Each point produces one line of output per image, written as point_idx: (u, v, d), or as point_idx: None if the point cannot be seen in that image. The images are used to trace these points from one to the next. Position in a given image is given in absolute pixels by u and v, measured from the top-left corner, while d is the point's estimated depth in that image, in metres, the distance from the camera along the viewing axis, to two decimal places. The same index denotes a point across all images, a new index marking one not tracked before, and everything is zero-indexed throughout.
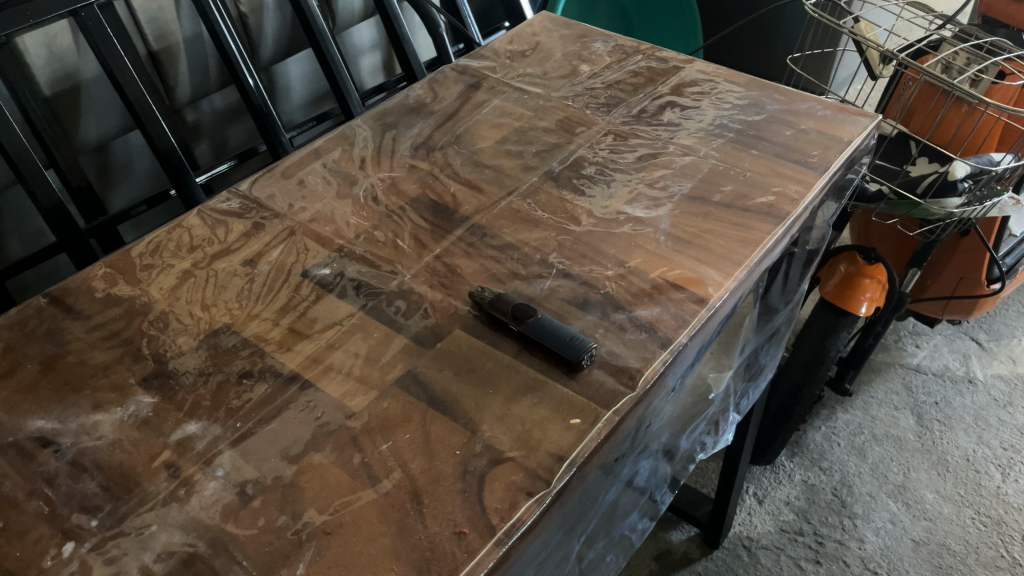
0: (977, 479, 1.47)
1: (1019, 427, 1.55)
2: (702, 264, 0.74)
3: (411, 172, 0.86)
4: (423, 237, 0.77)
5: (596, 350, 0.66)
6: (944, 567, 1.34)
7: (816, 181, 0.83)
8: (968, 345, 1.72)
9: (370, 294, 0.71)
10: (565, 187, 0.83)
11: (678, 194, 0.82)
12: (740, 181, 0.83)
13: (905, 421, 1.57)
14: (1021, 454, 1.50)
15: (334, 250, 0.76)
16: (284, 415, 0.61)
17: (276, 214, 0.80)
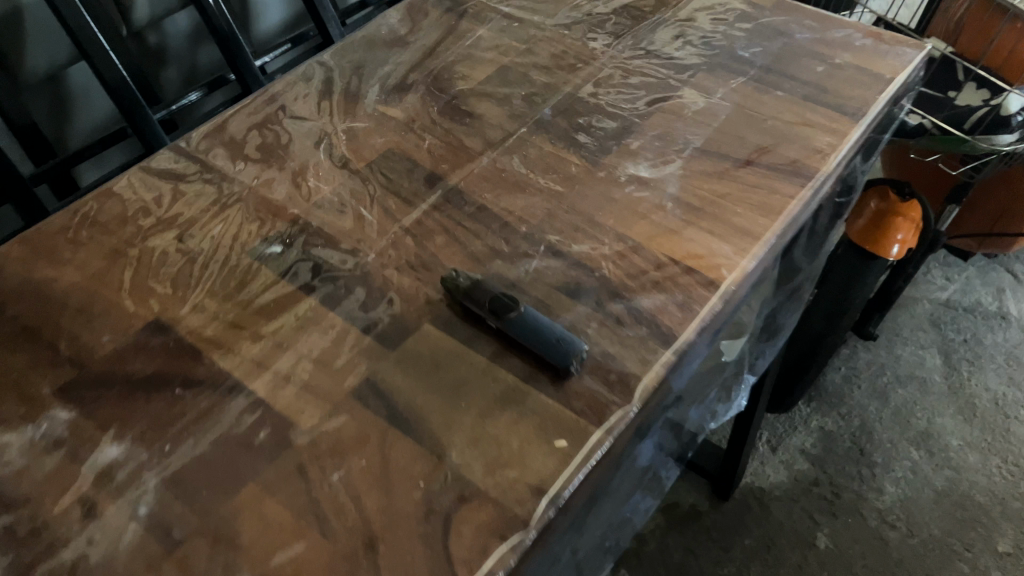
0: (1006, 425, 1.38)
1: None
2: (716, 239, 0.63)
3: (381, 122, 0.74)
4: (390, 205, 0.67)
5: (588, 348, 0.56)
6: (966, 521, 1.27)
7: (851, 132, 0.71)
8: (1004, 278, 1.61)
9: (328, 279, 0.61)
10: (558, 139, 0.71)
11: (689, 148, 0.70)
12: (764, 132, 0.71)
13: (931, 360, 1.47)
14: None
15: (289, 221, 0.65)
16: (224, 436, 0.53)
17: (223, 176, 0.69)
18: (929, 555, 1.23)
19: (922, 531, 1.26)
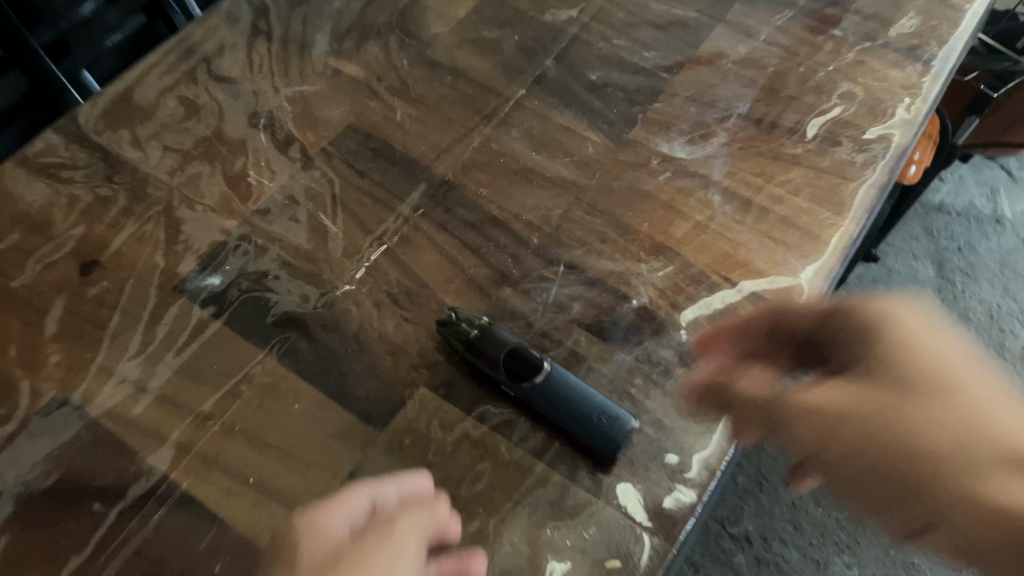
0: (1000, 340, 1.19)
1: None
2: (778, 249, 0.50)
3: (335, 82, 0.57)
4: (358, 207, 0.51)
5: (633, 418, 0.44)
6: None
7: (931, 88, 0.57)
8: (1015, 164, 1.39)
9: (286, 324, 0.47)
10: (567, 104, 0.56)
11: (733, 115, 0.56)
12: (824, 91, 0.57)
13: (920, 267, 1.27)
14: None
15: (227, 237, 0.50)
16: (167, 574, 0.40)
17: (132, 171, 0.52)
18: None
19: None
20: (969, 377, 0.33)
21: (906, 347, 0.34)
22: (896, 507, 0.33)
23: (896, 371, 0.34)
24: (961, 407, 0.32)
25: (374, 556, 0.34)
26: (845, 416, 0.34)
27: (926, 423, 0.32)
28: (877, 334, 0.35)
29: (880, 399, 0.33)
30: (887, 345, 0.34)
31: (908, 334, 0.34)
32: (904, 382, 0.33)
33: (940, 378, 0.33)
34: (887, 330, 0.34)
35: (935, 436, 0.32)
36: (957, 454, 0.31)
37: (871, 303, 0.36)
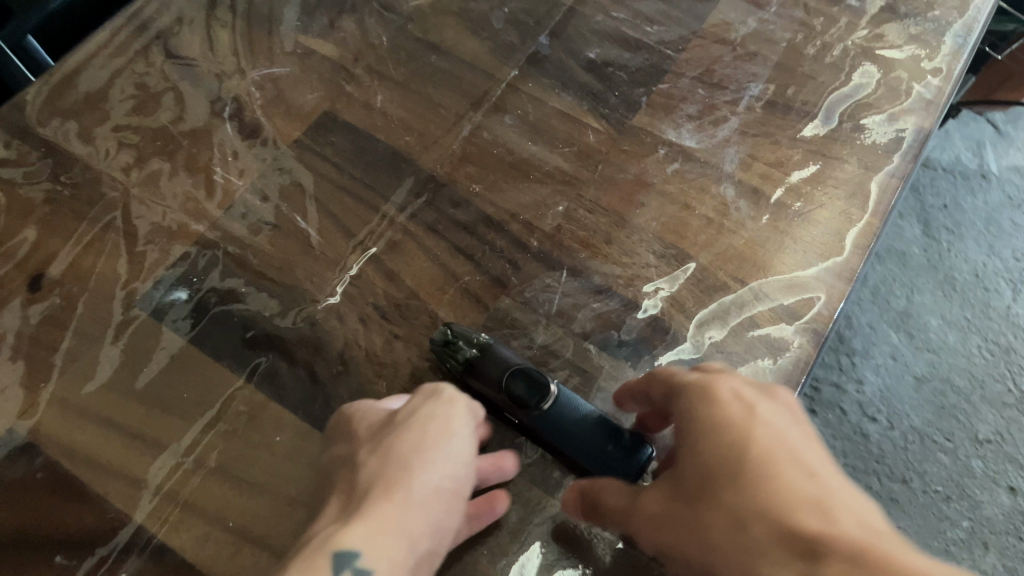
0: (985, 300, 0.90)
1: None
2: (797, 248, 0.47)
3: (308, 63, 0.51)
4: (338, 208, 0.46)
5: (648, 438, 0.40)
6: (947, 412, 0.84)
7: (955, 65, 0.53)
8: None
9: (263, 346, 0.42)
10: (565, 86, 0.51)
11: (745, 97, 0.51)
12: (841, 68, 0.53)
13: (900, 224, 0.95)
14: None
15: (193, 245, 0.45)
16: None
17: (84, 168, 0.47)
18: (907, 453, 0.82)
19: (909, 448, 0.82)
20: (775, 458, 0.30)
21: (723, 447, 0.31)
22: None
23: (707, 474, 0.31)
24: (760, 498, 0.29)
25: (427, 421, 0.36)
26: (670, 519, 0.32)
27: (710, 530, 0.30)
28: (706, 429, 0.32)
29: (685, 509, 0.32)
30: (700, 440, 0.32)
31: (740, 433, 0.32)
32: (702, 487, 0.31)
33: (740, 464, 0.31)
34: (721, 429, 0.32)
35: (718, 537, 0.29)
36: (737, 560, 0.28)
37: (704, 394, 0.34)
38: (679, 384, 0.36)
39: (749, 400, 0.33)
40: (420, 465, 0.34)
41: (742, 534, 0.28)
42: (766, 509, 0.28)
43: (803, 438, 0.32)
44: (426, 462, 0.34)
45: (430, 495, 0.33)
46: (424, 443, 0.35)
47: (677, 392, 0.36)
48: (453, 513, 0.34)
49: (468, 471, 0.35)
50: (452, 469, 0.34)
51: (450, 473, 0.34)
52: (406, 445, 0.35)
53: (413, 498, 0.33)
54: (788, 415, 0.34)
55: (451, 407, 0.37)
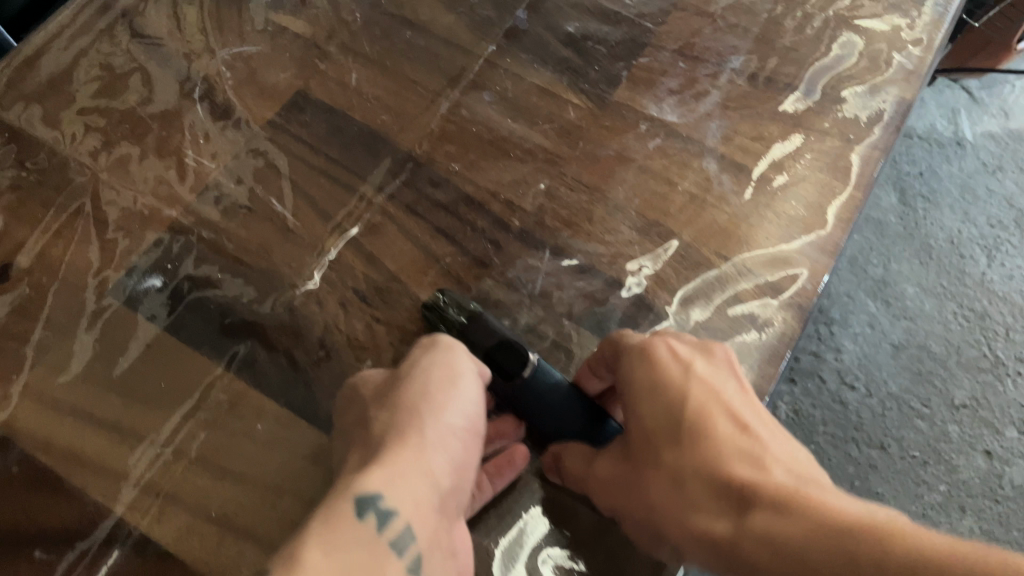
0: (960, 267, 0.85)
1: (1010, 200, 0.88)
2: (780, 223, 0.46)
3: (280, 41, 0.50)
4: (314, 189, 0.45)
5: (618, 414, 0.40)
6: (923, 377, 0.80)
7: (934, 34, 0.52)
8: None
9: (241, 332, 0.41)
10: (544, 61, 0.50)
11: (726, 70, 0.51)
12: (820, 39, 0.52)
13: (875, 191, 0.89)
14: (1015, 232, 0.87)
15: (166, 229, 0.44)
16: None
17: (50, 153, 0.46)
18: (884, 420, 0.78)
19: (887, 419, 0.78)
20: (714, 417, 0.34)
21: (664, 408, 0.34)
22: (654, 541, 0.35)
23: (650, 436, 0.34)
24: (702, 459, 0.32)
25: (428, 367, 0.35)
26: (609, 481, 0.35)
27: (651, 491, 0.34)
28: (646, 392, 0.35)
29: (629, 469, 0.35)
30: (640, 403, 0.35)
31: (680, 395, 0.34)
32: (644, 451, 0.34)
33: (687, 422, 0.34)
34: (660, 389, 0.35)
35: (661, 500, 0.33)
36: (678, 514, 0.32)
37: (642, 354, 0.36)
38: (615, 346, 0.37)
39: (685, 358, 0.36)
40: (432, 410, 0.34)
41: (684, 493, 0.32)
42: (704, 468, 0.32)
43: (739, 396, 0.35)
44: (436, 408, 0.34)
45: (444, 437, 0.34)
46: (431, 390, 0.34)
47: (619, 353, 0.37)
48: (472, 450, 0.34)
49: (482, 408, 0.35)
50: (465, 409, 0.34)
51: (464, 414, 0.34)
52: (415, 393, 0.34)
53: (427, 442, 0.33)
54: (727, 373, 0.36)
55: (450, 352, 0.36)
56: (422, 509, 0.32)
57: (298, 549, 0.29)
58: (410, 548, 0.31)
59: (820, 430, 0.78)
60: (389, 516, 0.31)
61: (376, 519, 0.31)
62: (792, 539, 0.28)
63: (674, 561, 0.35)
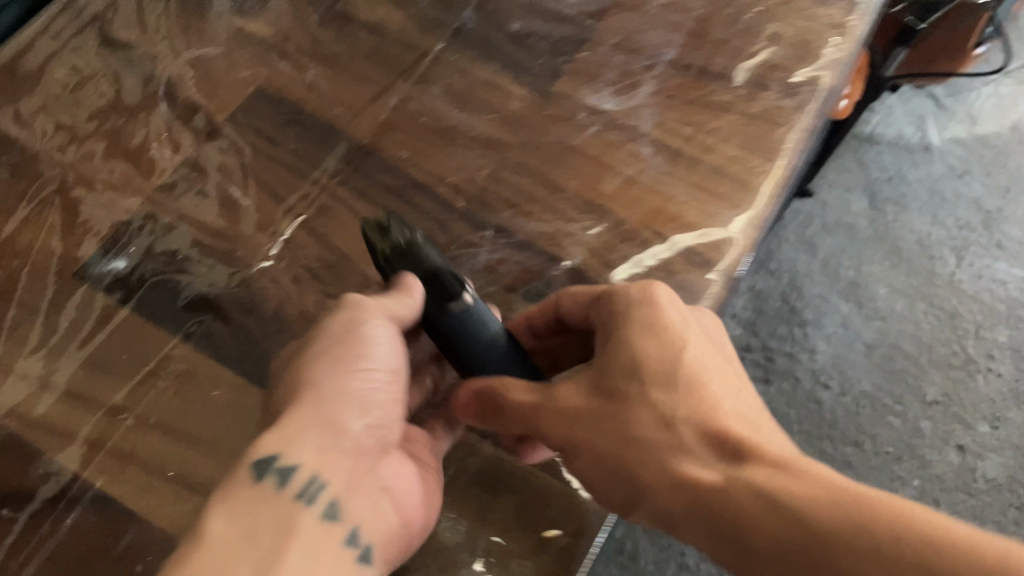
0: (930, 269, 0.94)
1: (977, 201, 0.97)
2: (710, 201, 0.49)
3: (241, 43, 0.53)
4: (271, 177, 0.48)
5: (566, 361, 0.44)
6: (897, 374, 0.88)
7: (858, 26, 0.56)
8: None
9: (199, 308, 0.44)
10: (489, 57, 0.53)
11: (661, 63, 0.54)
12: (750, 32, 0.55)
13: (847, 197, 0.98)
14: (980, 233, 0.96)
15: (130, 216, 0.47)
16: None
17: (22, 150, 0.49)
18: (858, 417, 0.87)
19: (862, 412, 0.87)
20: (707, 371, 0.36)
21: (662, 349, 0.36)
22: (606, 481, 0.36)
23: (639, 374, 0.36)
24: (702, 409, 0.35)
25: (331, 326, 0.38)
26: (579, 414, 0.36)
27: (632, 428, 0.35)
28: (647, 330, 0.37)
29: (607, 404, 0.36)
30: (637, 337, 0.37)
31: (679, 342, 0.37)
32: (630, 390, 0.36)
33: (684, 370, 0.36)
34: (657, 333, 0.37)
35: (647, 436, 0.35)
36: (661, 451, 0.34)
37: (641, 298, 0.38)
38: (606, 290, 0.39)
39: (680, 309, 0.38)
40: (331, 368, 0.37)
41: (674, 434, 0.34)
42: (701, 417, 0.35)
43: (723, 358, 0.38)
44: (329, 359, 0.37)
45: (337, 386, 0.37)
46: (331, 348, 0.38)
47: (591, 305, 0.40)
48: (376, 397, 0.38)
49: (383, 347, 0.38)
50: (358, 354, 0.38)
51: (359, 358, 0.38)
52: (318, 352, 0.38)
53: (324, 396, 0.36)
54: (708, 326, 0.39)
55: (355, 308, 0.39)
56: (322, 459, 0.35)
57: (198, 522, 0.32)
58: (320, 493, 0.35)
59: (796, 429, 0.86)
60: (287, 471, 0.34)
61: (274, 476, 0.34)
62: (798, 493, 0.31)
63: (614, 509, 0.37)
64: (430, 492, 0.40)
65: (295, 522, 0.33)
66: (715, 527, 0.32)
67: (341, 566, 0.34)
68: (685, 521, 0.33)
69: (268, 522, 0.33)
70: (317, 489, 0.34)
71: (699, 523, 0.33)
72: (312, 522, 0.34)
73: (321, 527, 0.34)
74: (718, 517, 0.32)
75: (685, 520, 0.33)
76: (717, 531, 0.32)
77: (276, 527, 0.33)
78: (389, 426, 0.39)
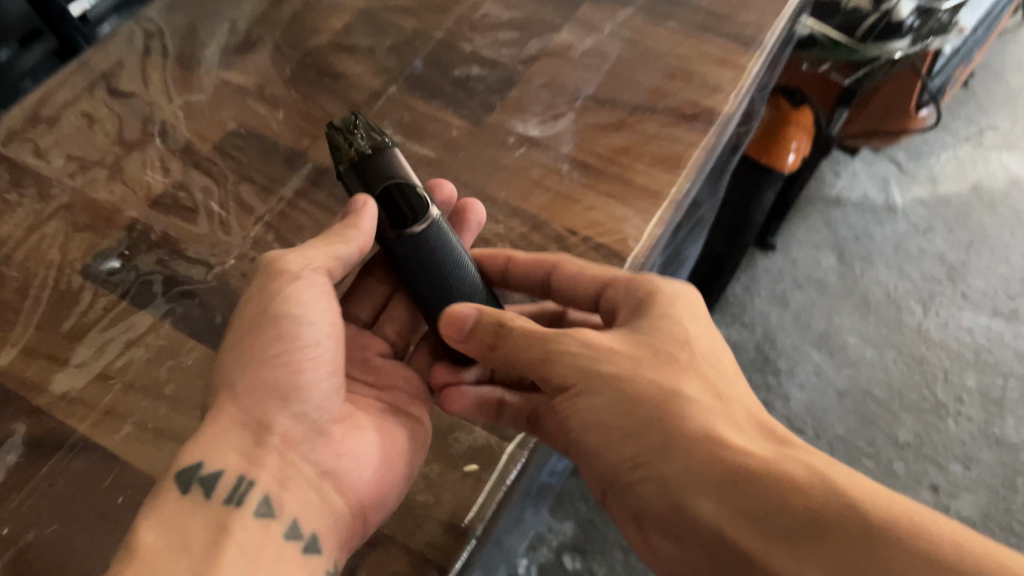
0: (898, 318, 1.20)
1: (940, 257, 1.27)
2: (618, 204, 0.58)
3: (225, 92, 0.63)
4: (246, 195, 0.58)
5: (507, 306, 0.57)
6: (871, 419, 1.10)
7: (751, 65, 0.65)
8: (972, 123, 1.43)
9: (182, 297, 0.53)
10: (434, 96, 0.63)
11: (581, 97, 0.63)
12: (659, 72, 0.65)
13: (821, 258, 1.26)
14: (943, 284, 1.24)
15: (126, 227, 0.56)
16: (85, 510, 0.45)
17: (37, 178, 0.58)
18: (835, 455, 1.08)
19: (830, 433, 1.09)
20: (738, 386, 0.42)
21: (704, 350, 0.43)
22: (634, 441, 0.40)
23: (688, 361, 0.42)
24: (742, 408, 0.40)
25: (253, 309, 0.44)
26: (625, 380, 0.41)
27: (679, 396, 0.39)
28: (684, 320, 0.45)
29: (655, 372, 0.41)
30: (697, 337, 0.44)
31: (716, 354, 0.44)
32: (676, 371, 0.41)
33: (719, 375, 0.42)
34: (699, 338, 0.44)
35: (693, 404, 0.39)
36: (702, 419, 0.38)
37: (684, 299, 0.46)
38: (645, 282, 0.47)
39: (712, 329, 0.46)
40: (254, 366, 0.43)
41: (716, 413, 0.39)
42: (737, 410, 0.39)
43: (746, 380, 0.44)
44: (239, 360, 0.44)
45: (249, 387, 0.43)
46: (251, 345, 0.44)
47: (602, 288, 0.49)
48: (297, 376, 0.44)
49: (293, 330, 0.44)
50: (267, 346, 0.43)
51: (267, 351, 0.43)
52: (241, 349, 0.44)
53: (237, 397, 0.43)
54: None
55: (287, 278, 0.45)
56: (238, 461, 0.42)
57: (132, 535, 0.38)
58: (249, 492, 0.41)
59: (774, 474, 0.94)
60: (207, 481, 0.41)
61: (196, 486, 0.40)
62: (836, 477, 0.33)
63: (629, 480, 0.40)
64: (365, 468, 0.46)
65: (227, 524, 0.40)
66: (740, 483, 0.34)
67: (284, 554, 0.40)
68: (710, 484, 0.35)
69: (196, 531, 0.39)
70: (246, 487, 0.41)
71: (719, 481, 0.35)
72: (248, 520, 0.40)
73: (259, 522, 0.40)
74: (749, 473, 0.34)
75: (706, 481, 0.36)
76: (740, 486, 0.34)
77: (208, 532, 0.39)
78: (314, 406, 0.45)
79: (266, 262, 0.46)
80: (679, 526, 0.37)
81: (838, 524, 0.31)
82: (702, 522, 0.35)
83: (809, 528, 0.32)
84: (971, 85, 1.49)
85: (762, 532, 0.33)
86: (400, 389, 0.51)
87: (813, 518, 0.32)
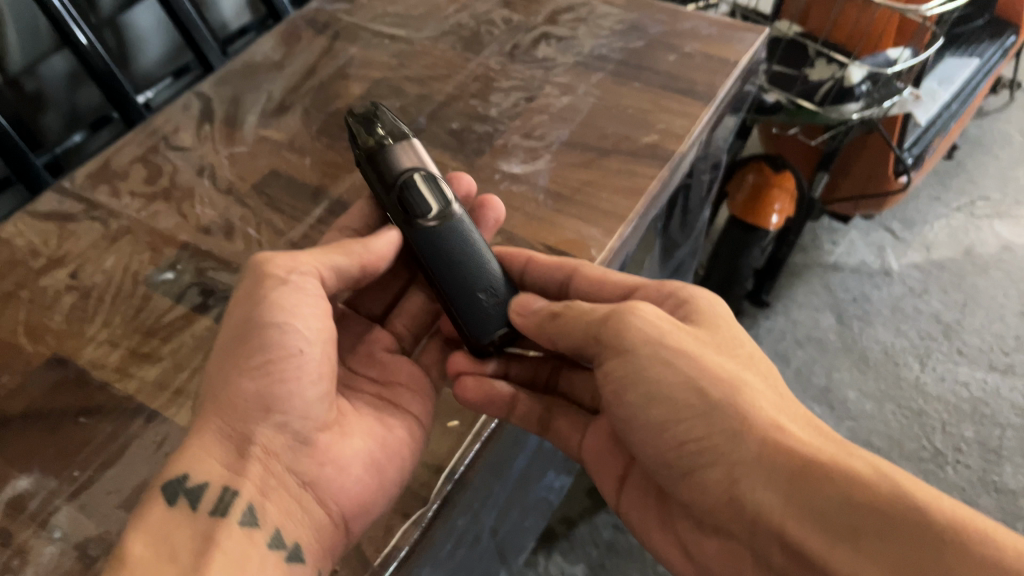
0: (897, 373, 1.27)
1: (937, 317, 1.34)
2: (584, 224, 0.69)
3: (262, 145, 0.77)
4: (277, 222, 0.70)
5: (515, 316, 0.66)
6: None
7: (703, 114, 0.77)
8: (963, 193, 1.53)
9: (222, 300, 0.64)
10: (434, 145, 0.76)
11: (557, 143, 0.75)
12: (623, 123, 0.77)
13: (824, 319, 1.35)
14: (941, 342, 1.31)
15: (179, 248, 0.68)
16: (152, 464, 0.55)
17: (108, 212, 0.71)
18: None
19: None
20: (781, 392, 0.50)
21: (749, 362, 0.51)
22: (701, 435, 0.47)
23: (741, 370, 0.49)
24: (792, 411, 0.47)
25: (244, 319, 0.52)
26: (697, 384, 0.48)
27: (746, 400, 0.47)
28: (719, 331, 0.53)
29: (719, 376, 0.48)
30: (744, 350, 0.52)
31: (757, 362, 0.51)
32: (735, 376, 0.48)
33: (764, 381, 0.49)
34: (743, 351, 0.52)
35: (756, 406, 0.46)
36: (764, 417, 0.46)
37: (712, 307, 0.55)
38: (677, 288, 0.57)
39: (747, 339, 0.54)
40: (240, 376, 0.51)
41: (773, 413, 0.46)
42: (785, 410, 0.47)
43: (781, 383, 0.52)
44: (224, 373, 0.51)
45: (230, 401, 0.51)
46: (239, 359, 0.51)
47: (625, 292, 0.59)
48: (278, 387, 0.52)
49: (276, 337, 0.52)
50: (250, 355, 0.51)
51: (251, 360, 0.51)
52: (230, 360, 0.52)
53: (221, 409, 0.51)
54: None
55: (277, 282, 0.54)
56: (222, 473, 0.49)
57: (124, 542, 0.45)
58: (233, 501, 0.49)
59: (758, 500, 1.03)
60: (191, 490, 0.48)
61: (183, 496, 0.48)
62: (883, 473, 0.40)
63: (700, 471, 0.47)
64: (342, 478, 0.54)
65: (212, 533, 0.47)
66: (799, 478, 0.42)
67: (264, 558, 0.48)
68: (778, 477, 0.43)
69: (183, 538, 0.46)
70: (229, 497, 0.49)
71: (784, 474, 0.43)
72: (233, 527, 0.48)
73: (243, 531, 0.48)
74: (814, 471, 0.42)
75: (771, 471, 0.43)
76: (804, 478, 0.42)
77: (196, 541, 0.46)
78: (294, 415, 0.52)
79: (256, 270, 0.54)
80: (743, 511, 0.45)
81: (886, 513, 0.38)
82: (762, 507, 0.43)
83: (864, 518, 0.39)
84: (956, 156, 1.60)
85: (820, 518, 0.40)
86: (403, 384, 0.62)
87: (870, 508, 0.39)
